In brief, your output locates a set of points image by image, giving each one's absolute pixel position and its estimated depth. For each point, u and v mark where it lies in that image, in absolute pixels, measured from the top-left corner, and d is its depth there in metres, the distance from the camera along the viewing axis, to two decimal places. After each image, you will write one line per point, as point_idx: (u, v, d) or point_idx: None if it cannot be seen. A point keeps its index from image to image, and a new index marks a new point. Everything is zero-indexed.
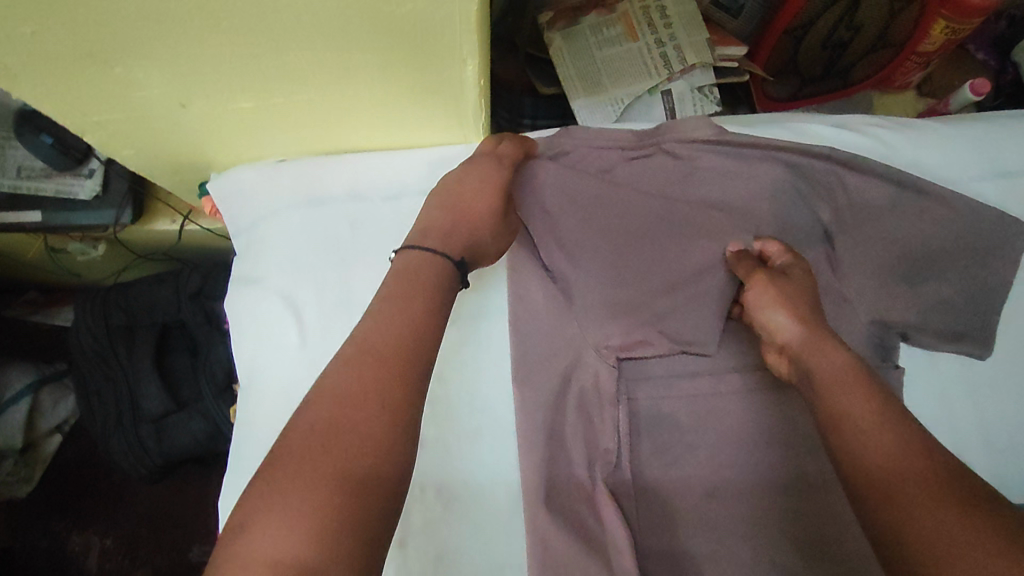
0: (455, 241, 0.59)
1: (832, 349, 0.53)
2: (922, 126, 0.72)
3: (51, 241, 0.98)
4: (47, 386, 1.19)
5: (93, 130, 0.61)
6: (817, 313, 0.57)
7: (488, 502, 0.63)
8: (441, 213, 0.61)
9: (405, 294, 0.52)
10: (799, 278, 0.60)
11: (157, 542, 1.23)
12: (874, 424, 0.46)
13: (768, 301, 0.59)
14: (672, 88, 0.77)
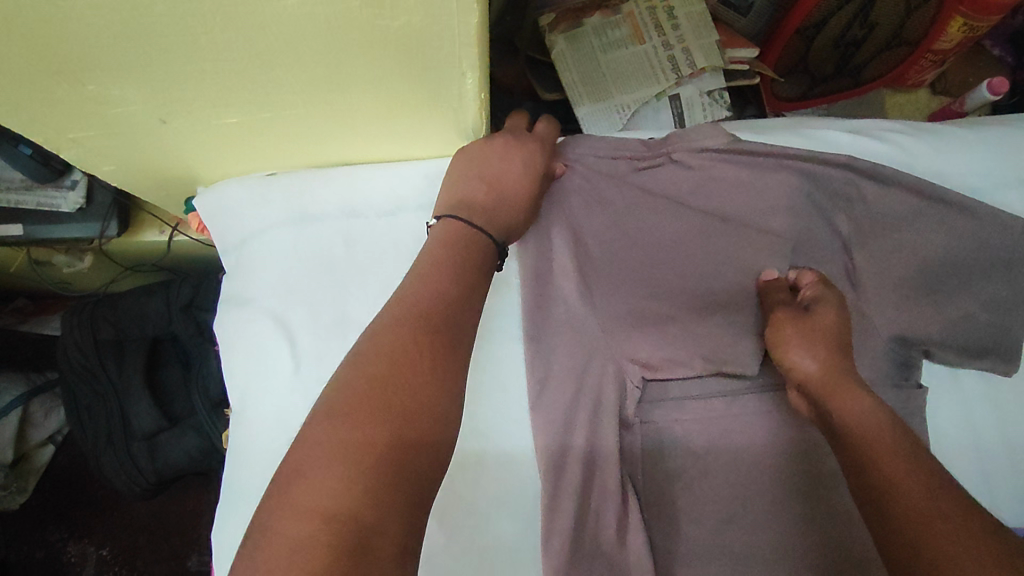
0: (501, 220, 0.57)
1: (856, 394, 0.52)
2: (946, 132, 0.68)
3: (35, 254, 0.94)
4: (36, 398, 1.15)
5: (68, 147, 0.57)
6: (844, 355, 0.56)
7: (495, 531, 0.60)
8: (483, 184, 0.57)
9: (451, 262, 0.51)
10: (828, 313, 0.58)
11: (155, 552, 1.21)
12: (898, 455, 0.47)
13: (794, 343, 0.57)
14: (681, 93, 0.74)
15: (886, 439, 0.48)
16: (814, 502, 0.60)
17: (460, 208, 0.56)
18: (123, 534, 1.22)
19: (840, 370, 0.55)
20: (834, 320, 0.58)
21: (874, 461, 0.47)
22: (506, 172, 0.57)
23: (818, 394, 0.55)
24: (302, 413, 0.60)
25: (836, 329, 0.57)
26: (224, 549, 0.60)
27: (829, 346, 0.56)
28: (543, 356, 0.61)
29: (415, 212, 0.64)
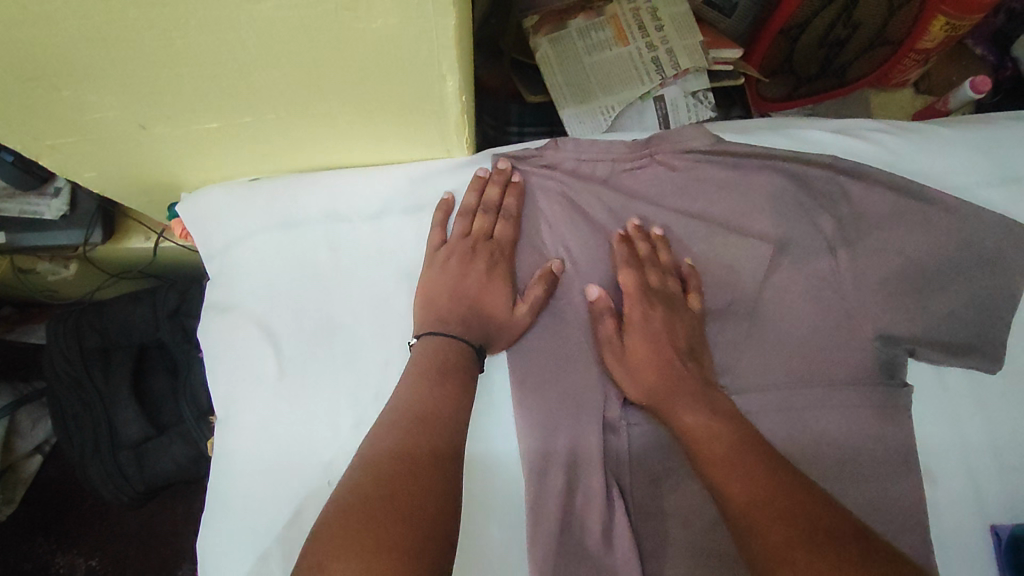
0: (476, 338, 0.60)
1: (697, 407, 0.56)
2: (928, 131, 0.68)
3: (19, 262, 0.93)
4: (24, 406, 1.15)
5: (47, 154, 0.57)
6: (672, 364, 0.59)
7: (482, 535, 0.60)
8: (453, 301, 0.60)
9: (435, 369, 0.56)
10: (648, 320, 0.61)
11: (145, 562, 1.20)
12: (742, 468, 0.50)
13: (624, 357, 0.60)
14: (666, 94, 0.74)
15: (733, 453, 0.51)
16: None
17: (432, 318, 0.60)
18: (113, 543, 1.21)
19: (672, 382, 0.58)
20: (659, 332, 0.60)
21: (721, 479, 0.50)
22: (473, 284, 0.61)
23: (659, 407, 0.58)
24: (286, 419, 0.60)
25: (663, 340, 0.60)
26: (210, 557, 0.59)
27: (659, 359, 0.59)
28: (528, 360, 0.61)
29: (400, 215, 0.64)
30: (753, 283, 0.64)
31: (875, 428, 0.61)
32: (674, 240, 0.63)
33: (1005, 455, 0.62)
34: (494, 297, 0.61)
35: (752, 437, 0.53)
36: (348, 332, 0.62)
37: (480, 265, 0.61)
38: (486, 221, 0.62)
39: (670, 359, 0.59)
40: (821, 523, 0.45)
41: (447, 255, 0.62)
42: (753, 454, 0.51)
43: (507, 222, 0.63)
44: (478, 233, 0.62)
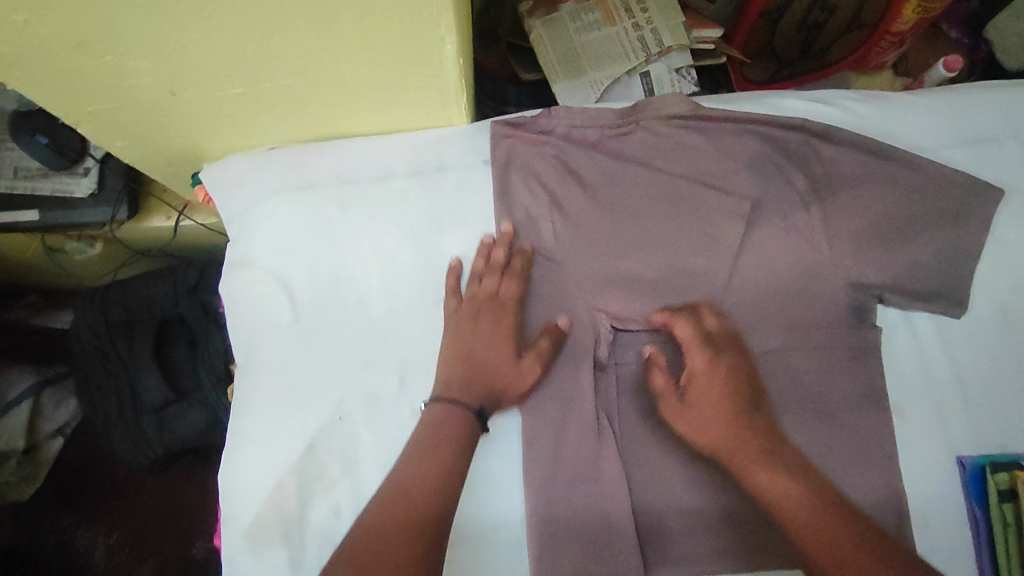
0: (482, 390, 0.62)
1: (778, 475, 0.56)
2: (896, 98, 0.73)
3: (49, 240, 1.00)
4: (48, 390, 1.22)
5: (86, 121, 0.63)
6: (745, 404, 0.59)
7: (482, 472, 0.64)
8: (460, 364, 0.63)
9: (433, 454, 0.58)
10: (719, 392, 0.60)
11: (163, 537, 1.25)
12: (816, 525, 0.53)
13: (691, 426, 0.60)
14: (651, 70, 0.79)
15: (814, 511, 0.53)
16: (780, 433, 0.64)
17: (440, 382, 0.62)
18: (131, 519, 1.26)
19: (744, 443, 0.58)
20: (721, 387, 0.60)
21: (797, 531, 0.53)
22: (479, 344, 0.63)
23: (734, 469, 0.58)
24: (301, 360, 0.66)
25: (729, 407, 0.59)
26: (234, 489, 0.65)
27: (729, 425, 0.59)
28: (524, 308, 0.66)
29: (405, 177, 0.70)
30: (734, 238, 0.68)
31: (846, 368, 0.67)
32: (699, 207, 0.69)
33: (969, 392, 0.67)
34: (499, 362, 0.63)
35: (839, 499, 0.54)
36: (358, 283, 0.67)
37: (486, 327, 0.64)
38: (493, 282, 0.65)
39: (744, 411, 0.59)
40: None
41: (456, 318, 0.65)
42: (837, 511, 0.53)
43: (513, 279, 0.66)
44: (482, 298, 0.65)
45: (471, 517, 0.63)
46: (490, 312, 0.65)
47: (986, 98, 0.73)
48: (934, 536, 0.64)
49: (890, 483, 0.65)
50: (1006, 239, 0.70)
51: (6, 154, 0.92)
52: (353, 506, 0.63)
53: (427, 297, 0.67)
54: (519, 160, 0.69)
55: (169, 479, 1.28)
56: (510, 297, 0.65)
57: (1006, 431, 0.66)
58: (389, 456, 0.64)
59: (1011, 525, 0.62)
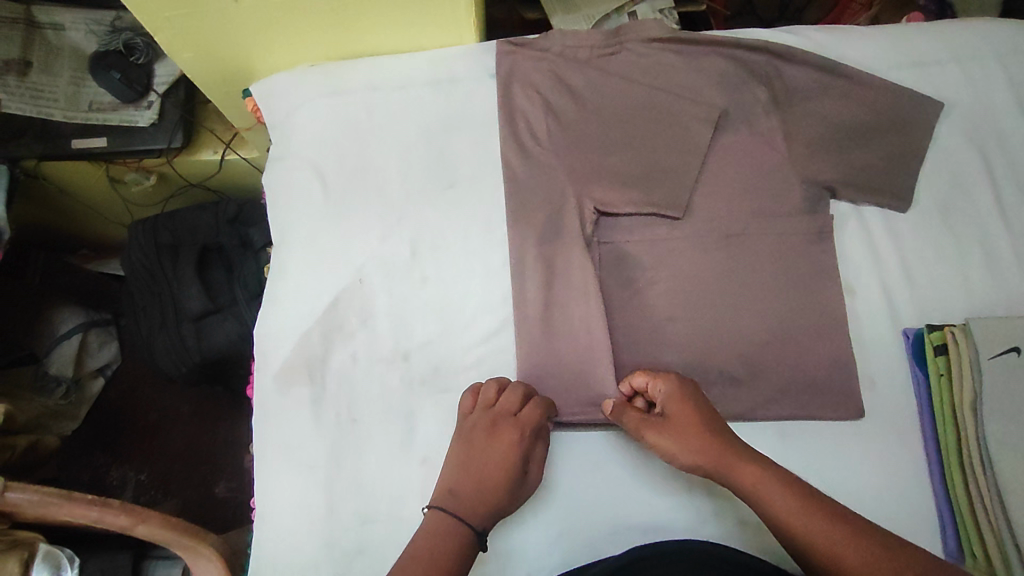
0: (485, 502, 0.63)
1: (757, 470, 0.60)
2: (851, 30, 0.83)
3: (112, 171, 1.13)
4: (94, 329, 1.28)
5: (163, 27, 0.75)
6: (712, 423, 0.64)
7: (478, 328, 0.74)
8: (468, 477, 0.65)
9: (440, 559, 0.59)
10: (692, 413, 0.65)
11: (187, 478, 1.28)
12: (795, 512, 0.57)
13: (670, 442, 0.64)
14: (637, 10, 0.91)
15: (809, 515, 0.56)
16: (737, 304, 0.75)
17: (443, 492, 0.64)
18: (159, 459, 1.30)
19: (718, 448, 0.62)
20: (692, 407, 0.65)
21: (782, 520, 0.57)
22: (490, 462, 0.65)
23: (719, 477, 0.62)
24: (330, 234, 0.78)
25: (699, 424, 0.64)
26: (267, 341, 0.75)
27: (708, 436, 0.63)
28: (521, 194, 0.77)
29: (423, 86, 0.82)
30: (705, 139, 0.78)
31: (803, 252, 0.75)
32: (676, 114, 0.79)
33: (912, 275, 0.76)
34: (499, 474, 0.65)
35: (827, 503, 0.58)
36: (378, 172, 0.79)
37: (500, 449, 0.66)
38: (512, 400, 0.68)
39: (714, 424, 0.64)
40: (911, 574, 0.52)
41: (472, 429, 0.67)
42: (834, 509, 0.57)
43: (533, 408, 0.68)
44: (501, 410, 0.67)
45: (468, 361, 0.74)
46: (502, 424, 0.67)
47: (930, 29, 0.83)
48: (877, 396, 0.72)
49: (839, 350, 0.73)
50: (946, 146, 0.79)
51: (83, 90, 1.06)
52: (368, 354, 0.74)
53: (437, 186, 0.79)
54: (519, 73, 0.81)
55: (198, 423, 1.32)
56: (530, 420, 0.67)
57: (946, 310, 0.74)
58: (400, 314, 0.75)
59: (943, 375, 0.70)
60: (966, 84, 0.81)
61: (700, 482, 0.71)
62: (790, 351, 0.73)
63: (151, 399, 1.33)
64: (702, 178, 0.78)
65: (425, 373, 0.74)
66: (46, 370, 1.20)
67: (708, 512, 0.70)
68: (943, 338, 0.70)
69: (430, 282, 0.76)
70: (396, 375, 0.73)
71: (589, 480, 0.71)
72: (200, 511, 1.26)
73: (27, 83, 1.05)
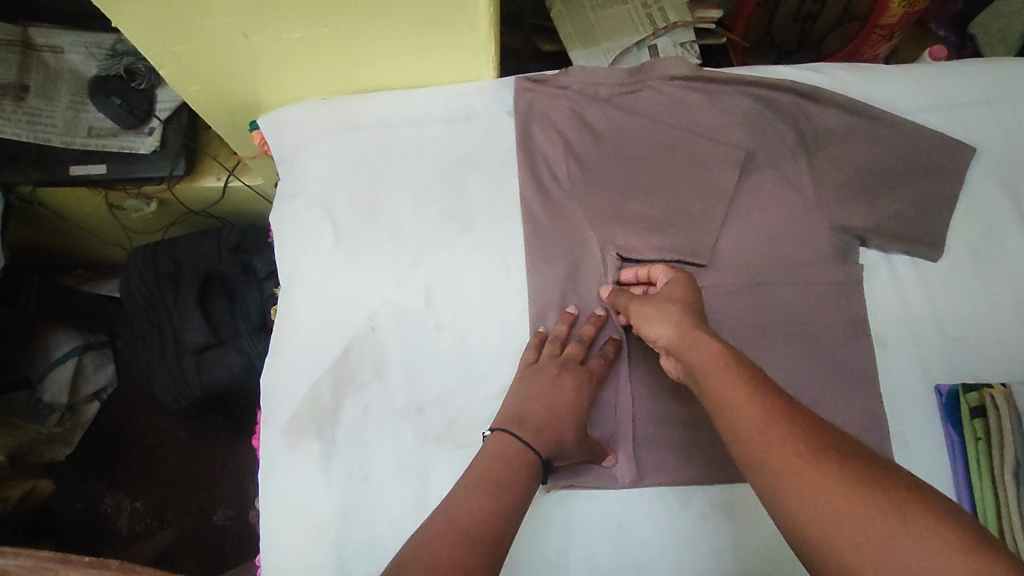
0: (553, 428, 0.63)
1: (708, 340, 0.56)
2: (878, 68, 0.81)
3: (111, 198, 1.09)
4: (89, 352, 1.23)
5: (169, 62, 0.72)
6: (690, 313, 0.60)
7: (494, 377, 0.71)
8: (538, 402, 0.64)
9: (495, 475, 0.57)
10: (678, 291, 0.63)
11: (185, 506, 1.24)
12: (718, 382, 0.53)
13: (645, 317, 0.62)
14: (658, 43, 0.89)
15: (730, 382, 0.52)
16: (765, 354, 0.72)
17: (511, 416, 0.63)
18: (157, 487, 1.26)
19: (686, 323, 0.58)
20: (683, 289, 0.63)
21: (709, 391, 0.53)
22: (559, 395, 0.65)
23: (675, 351, 0.58)
24: (341, 276, 0.74)
25: (683, 301, 0.61)
26: (273, 389, 0.72)
27: (683, 307, 0.61)
28: (540, 238, 0.74)
29: (438, 123, 0.79)
30: (730, 182, 0.75)
31: (831, 303, 0.73)
32: (700, 156, 0.76)
33: (944, 327, 0.73)
34: (569, 416, 0.64)
35: (768, 382, 0.52)
36: (391, 213, 0.76)
37: (570, 382, 0.66)
38: (579, 349, 0.69)
39: (696, 306, 0.62)
40: (838, 466, 0.45)
41: (538, 368, 0.67)
42: (769, 387, 0.51)
43: (599, 356, 0.70)
44: (570, 357, 0.68)
45: (482, 412, 0.70)
46: (572, 366, 0.67)
47: (960, 69, 0.81)
48: (910, 456, 0.70)
49: (869, 406, 0.70)
50: (978, 193, 0.77)
51: (82, 115, 1.03)
52: (380, 404, 0.71)
53: (452, 227, 0.75)
54: (538, 111, 0.78)
55: (196, 452, 1.28)
56: (598, 372, 0.68)
57: (978, 364, 0.72)
58: (413, 361, 0.72)
59: (982, 440, 0.67)
60: (999, 127, 0.78)
61: (727, 543, 0.68)
62: (820, 407, 0.70)
63: (147, 426, 1.29)
64: (727, 223, 0.75)
65: (441, 425, 0.70)
66: (39, 397, 1.15)
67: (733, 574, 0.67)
68: (981, 399, 0.67)
69: (444, 327, 0.73)
70: (410, 428, 0.70)
71: (612, 542, 0.68)
72: (196, 542, 1.22)
73: (23, 108, 1.01)
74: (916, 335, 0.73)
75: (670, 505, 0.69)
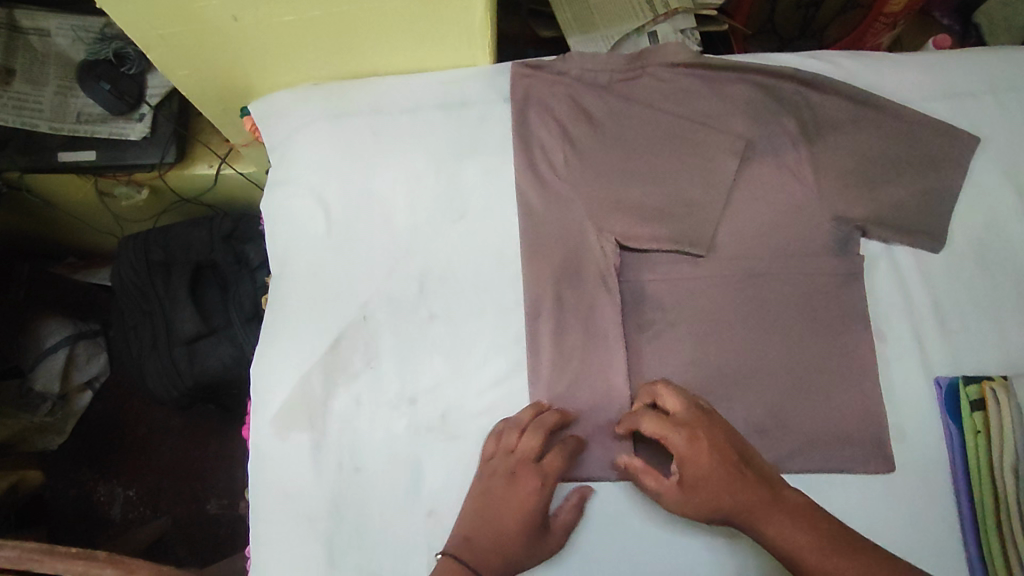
0: (502, 550, 0.61)
1: (774, 513, 0.56)
2: (883, 57, 0.79)
3: (101, 184, 1.07)
4: (81, 342, 1.22)
5: (156, 45, 0.70)
6: (738, 471, 0.58)
7: (488, 369, 0.70)
8: (485, 521, 0.62)
9: None
10: (712, 465, 0.58)
11: (178, 495, 1.24)
12: (802, 542, 0.55)
13: (693, 507, 0.59)
14: (658, 30, 0.86)
15: (799, 527, 0.55)
16: (763, 347, 0.71)
17: (460, 539, 0.61)
18: (149, 476, 1.25)
19: (743, 501, 0.57)
20: (712, 463, 0.58)
21: (793, 554, 0.55)
22: (507, 509, 0.62)
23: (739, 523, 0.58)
24: (333, 266, 0.73)
25: (717, 476, 0.58)
26: (264, 380, 0.71)
27: (723, 481, 0.58)
28: (536, 229, 0.72)
29: (432, 109, 0.77)
30: (730, 171, 0.74)
31: (832, 294, 0.72)
32: (700, 145, 0.74)
33: (945, 321, 0.72)
34: (515, 528, 0.61)
35: (823, 517, 0.56)
36: (384, 201, 0.75)
37: (520, 492, 0.62)
38: (533, 444, 0.64)
39: (733, 467, 0.58)
40: None
41: (493, 474, 0.64)
42: (839, 532, 0.55)
43: (557, 452, 0.65)
44: (522, 456, 0.63)
45: (476, 405, 0.70)
46: (521, 471, 0.63)
47: (966, 58, 0.79)
48: (908, 449, 0.69)
49: (867, 398, 0.69)
50: (981, 184, 0.75)
51: (70, 100, 1.01)
52: (373, 396, 0.70)
53: (447, 216, 0.74)
54: (535, 98, 0.76)
55: (188, 441, 1.27)
56: (552, 471, 0.63)
57: (980, 357, 0.71)
58: (406, 354, 0.71)
59: (981, 433, 0.66)
60: (1003, 118, 0.77)
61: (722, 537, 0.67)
62: (819, 401, 0.70)
63: (140, 415, 1.28)
64: (726, 213, 0.74)
65: (434, 416, 0.69)
66: (31, 386, 1.14)
67: (729, 569, 0.66)
68: (981, 393, 0.67)
69: (438, 319, 0.72)
70: (403, 420, 0.69)
71: (606, 533, 0.67)
72: (189, 532, 1.22)
73: (9, 92, 0.99)
74: (918, 329, 0.72)
75: None
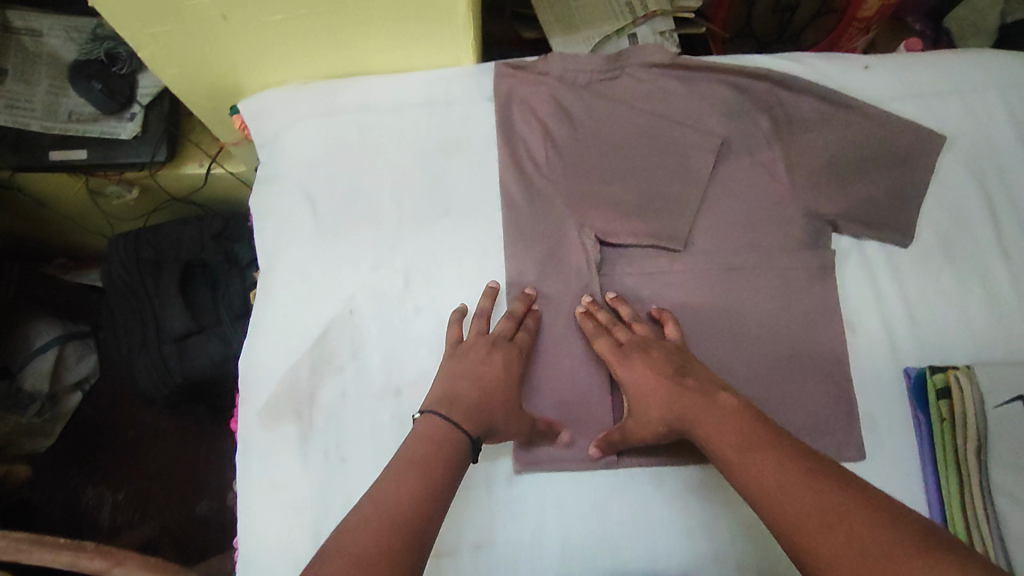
0: (485, 405, 0.64)
1: (711, 406, 0.61)
2: (853, 58, 0.82)
3: (91, 182, 1.08)
4: (71, 342, 1.23)
5: (147, 43, 0.72)
6: (675, 380, 0.63)
7: None
8: (468, 380, 0.65)
9: (429, 460, 0.58)
10: (648, 375, 0.65)
11: (167, 496, 1.24)
12: (773, 476, 0.54)
13: (643, 424, 0.65)
14: (638, 32, 0.89)
15: (772, 452, 0.56)
16: (739, 337, 0.73)
17: (439, 398, 0.63)
18: (138, 479, 1.25)
19: (680, 406, 0.62)
20: (649, 371, 0.65)
21: (757, 485, 0.54)
22: (490, 370, 0.65)
23: (681, 428, 0.62)
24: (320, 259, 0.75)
25: (654, 382, 0.64)
26: (252, 370, 0.72)
27: (662, 392, 0.63)
28: (519, 224, 0.74)
29: (417, 107, 0.79)
30: (706, 168, 0.76)
31: (806, 288, 0.74)
32: (677, 143, 0.77)
33: (914, 313, 0.74)
34: (503, 386, 0.65)
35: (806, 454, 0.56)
36: (371, 195, 0.77)
37: (499, 360, 0.67)
38: (509, 324, 0.69)
39: (669, 381, 0.63)
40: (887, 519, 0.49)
41: (470, 345, 0.68)
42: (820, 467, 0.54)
43: (527, 331, 0.70)
44: (499, 334, 0.68)
45: None
46: (500, 341, 0.68)
47: (933, 60, 0.82)
48: (878, 438, 0.71)
49: (839, 388, 0.72)
50: (947, 181, 0.78)
51: (62, 100, 1.02)
52: (358, 387, 0.72)
53: (432, 211, 0.76)
54: (518, 96, 0.78)
55: (178, 441, 1.28)
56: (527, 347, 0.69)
57: (947, 348, 0.74)
58: (392, 344, 0.73)
59: (946, 420, 0.69)
60: (967, 117, 0.80)
61: (700, 522, 0.69)
62: (793, 389, 0.72)
63: (130, 416, 1.29)
64: (703, 210, 0.76)
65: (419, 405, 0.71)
66: (20, 386, 1.15)
67: (706, 555, 0.68)
68: (946, 380, 0.69)
69: (424, 313, 0.73)
70: (388, 409, 0.71)
71: (586, 517, 0.69)
72: (178, 533, 1.21)
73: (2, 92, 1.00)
74: (887, 322, 0.74)
75: (645, 486, 0.70)
